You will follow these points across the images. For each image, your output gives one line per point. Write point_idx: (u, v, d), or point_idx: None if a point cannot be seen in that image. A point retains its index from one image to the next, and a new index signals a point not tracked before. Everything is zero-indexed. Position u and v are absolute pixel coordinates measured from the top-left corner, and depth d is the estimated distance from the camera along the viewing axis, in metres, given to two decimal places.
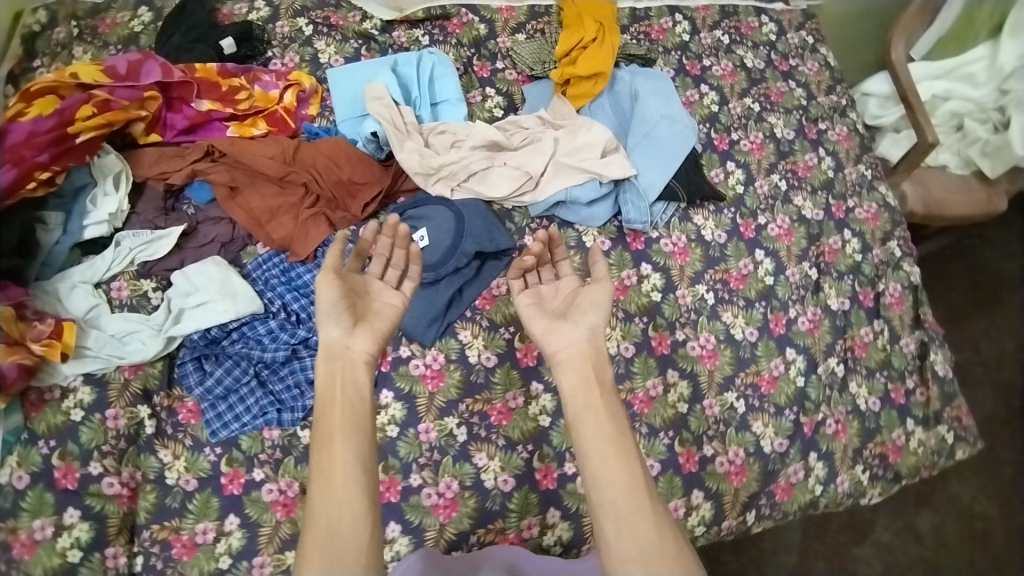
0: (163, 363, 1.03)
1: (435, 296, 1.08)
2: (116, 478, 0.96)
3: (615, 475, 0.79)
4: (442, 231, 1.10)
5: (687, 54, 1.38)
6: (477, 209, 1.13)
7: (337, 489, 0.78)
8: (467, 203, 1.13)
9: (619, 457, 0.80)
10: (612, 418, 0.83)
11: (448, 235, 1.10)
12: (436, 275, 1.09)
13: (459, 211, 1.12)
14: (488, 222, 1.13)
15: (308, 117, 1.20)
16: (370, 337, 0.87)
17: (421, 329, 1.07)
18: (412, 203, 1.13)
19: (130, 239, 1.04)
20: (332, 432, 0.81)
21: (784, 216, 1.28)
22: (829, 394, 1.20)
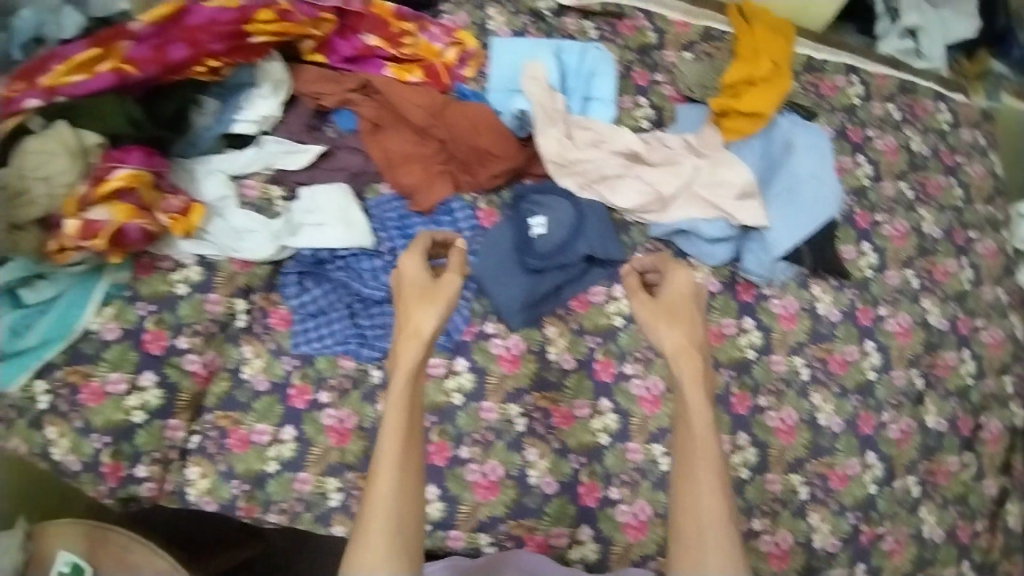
0: (269, 268, 1.07)
1: (535, 284, 1.08)
2: (198, 357, 1.01)
3: (683, 506, 0.85)
4: (561, 224, 1.10)
5: (851, 119, 1.30)
6: (600, 212, 1.12)
7: (407, 471, 0.84)
8: (593, 204, 1.12)
9: (689, 488, 0.85)
10: (690, 448, 0.88)
11: (566, 229, 1.10)
12: (541, 264, 1.08)
13: (582, 209, 1.11)
14: (607, 228, 1.11)
15: (462, 78, 1.19)
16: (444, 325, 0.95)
17: (513, 312, 1.07)
18: (541, 189, 1.13)
19: (273, 145, 1.09)
20: (408, 420, 0.86)
21: (906, 314, 1.21)
22: (898, 510, 1.14)
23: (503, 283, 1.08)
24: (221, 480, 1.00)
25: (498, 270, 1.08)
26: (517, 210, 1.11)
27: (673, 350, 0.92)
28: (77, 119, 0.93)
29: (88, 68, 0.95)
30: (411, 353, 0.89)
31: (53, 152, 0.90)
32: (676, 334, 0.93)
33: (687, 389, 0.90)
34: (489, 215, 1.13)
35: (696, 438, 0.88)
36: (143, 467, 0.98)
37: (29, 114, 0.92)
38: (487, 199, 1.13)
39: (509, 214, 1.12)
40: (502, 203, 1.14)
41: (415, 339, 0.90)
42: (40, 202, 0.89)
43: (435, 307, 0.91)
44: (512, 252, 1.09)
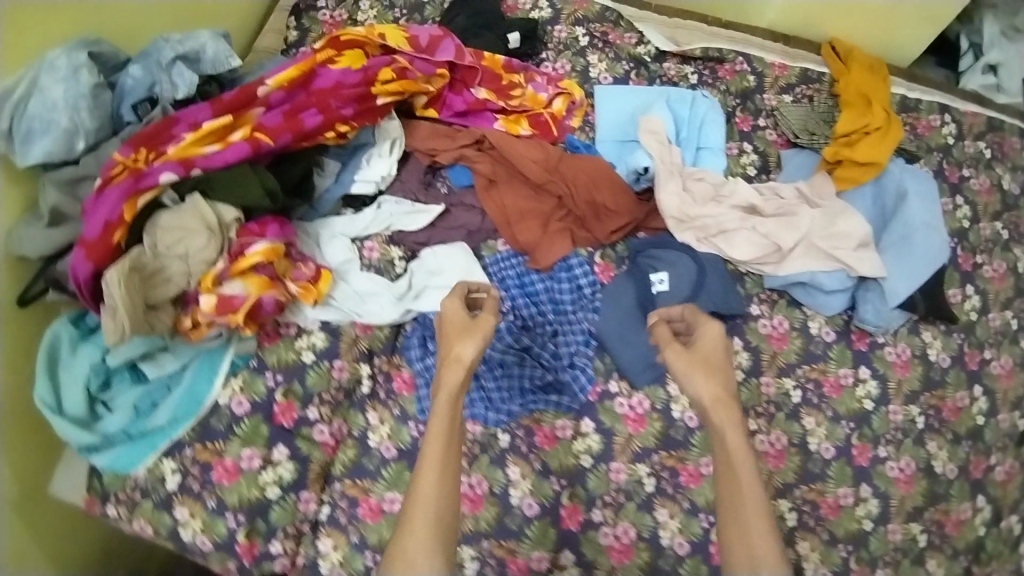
0: (390, 330, 1.05)
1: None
2: (326, 427, 0.98)
3: (732, 549, 0.79)
4: (683, 280, 1.09)
5: (948, 158, 1.30)
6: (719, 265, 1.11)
7: (445, 480, 0.79)
8: (711, 257, 1.12)
9: (738, 531, 0.79)
10: (736, 498, 0.81)
11: (688, 284, 1.09)
12: None
13: (701, 262, 1.10)
14: (727, 281, 1.11)
15: (569, 128, 1.20)
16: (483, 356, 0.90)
17: (642, 369, 1.07)
18: (658, 243, 1.12)
19: (391, 205, 1.07)
20: (447, 439, 0.81)
21: (1008, 357, 1.21)
22: (1001, 548, 1.12)
23: (628, 342, 1.08)
24: (354, 552, 0.94)
25: (622, 330, 1.08)
26: (636, 266, 1.11)
27: (702, 398, 0.88)
28: (212, 191, 0.89)
29: (218, 137, 0.90)
30: (453, 379, 0.84)
31: (191, 229, 0.85)
32: (711, 383, 0.88)
33: (728, 436, 0.85)
34: (605, 269, 1.12)
35: (734, 480, 0.82)
36: (277, 543, 0.94)
37: (163, 188, 0.87)
38: (602, 253, 1.13)
39: (628, 270, 1.11)
40: (617, 257, 1.13)
41: (458, 365, 0.85)
42: (176, 279, 0.85)
43: (475, 339, 0.88)
44: (634, 310, 1.09)
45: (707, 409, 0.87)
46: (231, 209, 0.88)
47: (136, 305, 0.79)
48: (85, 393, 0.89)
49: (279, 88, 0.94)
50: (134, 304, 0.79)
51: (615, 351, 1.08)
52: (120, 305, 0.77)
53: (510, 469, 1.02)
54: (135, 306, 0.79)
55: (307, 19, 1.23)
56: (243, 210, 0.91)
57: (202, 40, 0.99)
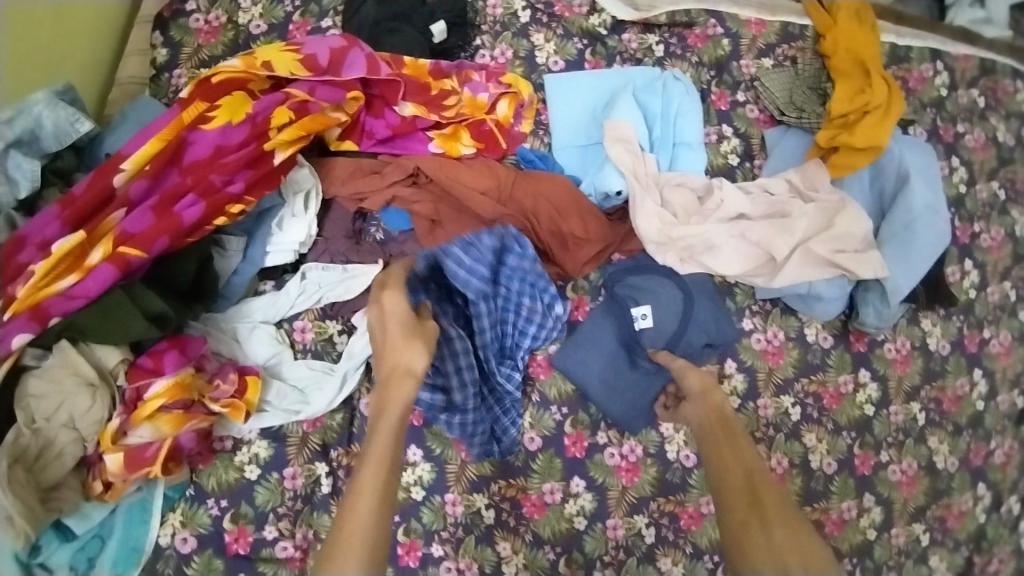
0: (342, 416, 0.92)
1: (652, 384, 1.00)
2: (289, 542, 0.87)
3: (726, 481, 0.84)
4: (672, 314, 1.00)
5: (942, 114, 1.19)
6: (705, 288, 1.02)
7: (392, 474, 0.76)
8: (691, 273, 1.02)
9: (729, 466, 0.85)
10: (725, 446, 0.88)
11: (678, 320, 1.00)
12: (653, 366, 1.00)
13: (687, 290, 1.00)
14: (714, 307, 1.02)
15: (520, 136, 1.01)
16: (424, 352, 0.84)
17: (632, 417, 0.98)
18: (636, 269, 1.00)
19: (317, 273, 0.91)
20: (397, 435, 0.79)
21: (1007, 332, 1.15)
22: (1002, 530, 1.14)
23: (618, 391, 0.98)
24: None
25: (612, 378, 0.98)
26: (616, 299, 0.99)
27: (699, 388, 0.95)
28: (82, 337, 0.75)
29: (75, 262, 0.74)
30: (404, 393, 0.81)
31: (70, 390, 0.73)
32: (701, 377, 0.96)
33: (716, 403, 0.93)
34: (580, 304, 1.00)
35: (736, 450, 0.87)
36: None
37: (21, 349, 0.72)
38: (574, 285, 1.00)
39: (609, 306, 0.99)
40: (591, 286, 1.00)
41: (408, 377, 0.82)
42: (68, 451, 0.73)
43: (422, 347, 0.84)
44: (625, 350, 0.99)
45: (706, 394, 0.94)
46: (112, 354, 0.76)
47: (29, 501, 0.70)
48: (15, 565, 0.75)
49: (141, 175, 0.78)
50: (30, 501, 0.70)
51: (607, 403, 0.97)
52: (14, 511, 0.67)
53: (500, 545, 0.94)
54: (28, 505, 0.69)
55: (176, 30, 1.00)
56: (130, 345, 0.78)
57: (37, 111, 0.79)
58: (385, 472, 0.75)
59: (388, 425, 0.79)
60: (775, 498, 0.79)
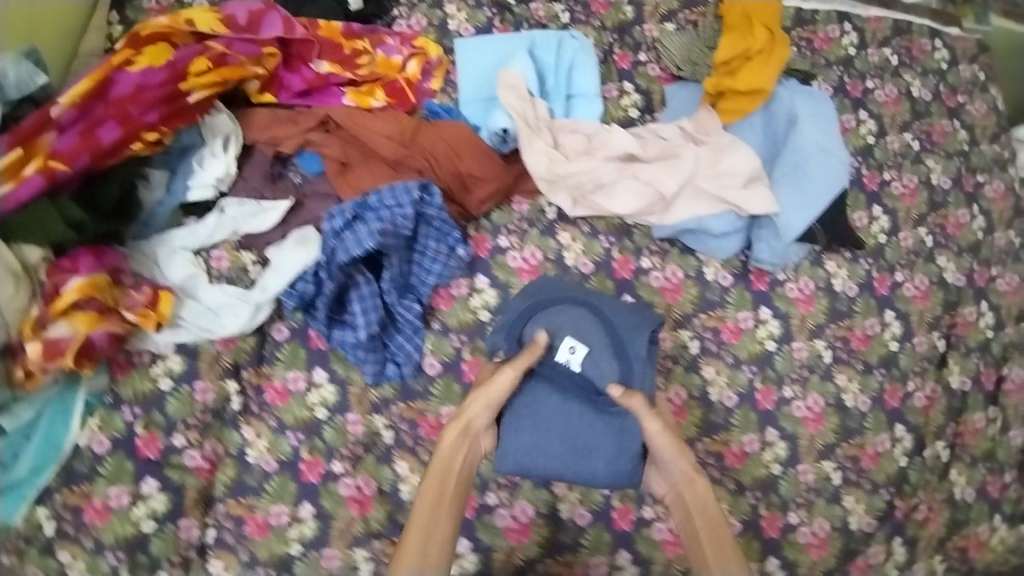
0: (255, 339, 1.01)
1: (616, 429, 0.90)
2: (197, 451, 0.96)
3: None
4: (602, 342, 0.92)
5: (850, 71, 1.23)
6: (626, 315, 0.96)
7: (437, 526, 0.81)
8: (611, 302, 0.98)
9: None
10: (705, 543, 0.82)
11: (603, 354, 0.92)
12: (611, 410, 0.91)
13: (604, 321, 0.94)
14: (638, 329, 0.95)
15: (429, 92, 1.10)
16: (482, 404, 0.89)
17: (608, 475, 0.90)
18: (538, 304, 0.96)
19: (234, 208, 1.01)
20: (442, 482, 0.84)
21: (923, 276, 1.16)
22: (929, 477, 1.11)
23: (577, 448, 0.91)
24: (246, 569, 0.95)
25: (568, 437, 0.91)
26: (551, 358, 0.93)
27: (686, 472, 0.87)
28: (14, 236, 0.88)
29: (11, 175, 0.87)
30: (451, 439, 0.87)
31: None
32: (684, 460, 0.87)
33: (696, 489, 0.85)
34: (481, 242, 1.05)
35: (720, 543, 0.81)
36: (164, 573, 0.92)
37: None
38: (476, 225, 1.05)
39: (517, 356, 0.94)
40: (492, 226, 1.06)
41: (460, 423, 0.88)
42: None
43: (487, 400, 0.89)
44: (563, 404, 0.92)
45: (690, 482, 0.86)
46: (35, 251, 0.89)
47: None
48: None
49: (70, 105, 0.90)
50: None
51: (569, 468, 0.91)
52: None
53: (397, 464, 0.99)
54: None
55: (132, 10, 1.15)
56: (54, 248, 0.91)
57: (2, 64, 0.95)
58: (428, 524, 0.81)
59: (444, 468, 0.85)
60: None
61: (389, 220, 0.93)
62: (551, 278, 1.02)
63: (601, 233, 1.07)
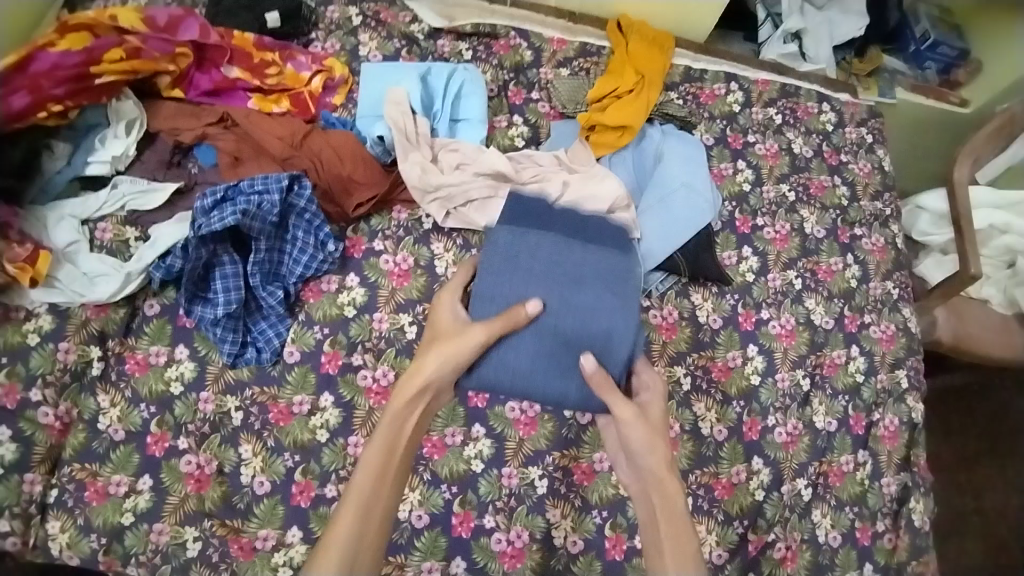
0: (125, 311, 1.04)
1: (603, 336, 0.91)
2: (51, 410, 0.96)
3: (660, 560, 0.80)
4: (582, 287, 0.91)
5: (732, 126, 1.35)
6: (606, 237, 0.98)
7: (379, 489, 0.79)
8: (582, 225, 0.98)
9: (655, 548, 0.81)
10: (657, 517, 0.83)
11: (579, 306, 0.91)
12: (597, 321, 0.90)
13: (588, 256, 0.93)
14: (620, 247, 0.97)
15: (330, 106, 1.20)
16: (440, 357, 0.84)
17: (579, 400, 0.91)
18: (528, 220, 0.98)
19: (126, 185, 1.08)
20: (389, 444, 0.81)
21: (790, 316, 1.23)
22: (788, 515, 1.12)
23: (549, 374, 0.90)
24: (79, 534, 0.93)
25: (548, 349, 0.90)
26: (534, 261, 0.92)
27: (654, 472, 0.83)
28: None
29: None
30: (405, 396, 0.83)
31: None
32: (653, 448, 0.84)
33: (663, 476, 0.83)
34: (356, 243, 1.12)
35: (683, 547, 0.79)
36: (4, 522, 0.90)
37: None
38: (354, 228, 1.13)
39: (490, 284, 0.91)
40: (370, 231, 1.13)
41: (417, 381, 0.83)
42: None
43: (445, 353, 0.84)
44: (552, 314, 0.90)
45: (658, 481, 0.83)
46: None
47: None
48: None
49: None
50: None
51: (540, 390, 0.91)
52: None
53: (241, 447, 1.00)
54: None
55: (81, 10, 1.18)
56: None
57: None
58: (368, 488, 0.78)
59: (393, 430, 0.82)
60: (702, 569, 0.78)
61: (254, 203, 1.00)
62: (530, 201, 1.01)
63: (473, 247, 1.15)
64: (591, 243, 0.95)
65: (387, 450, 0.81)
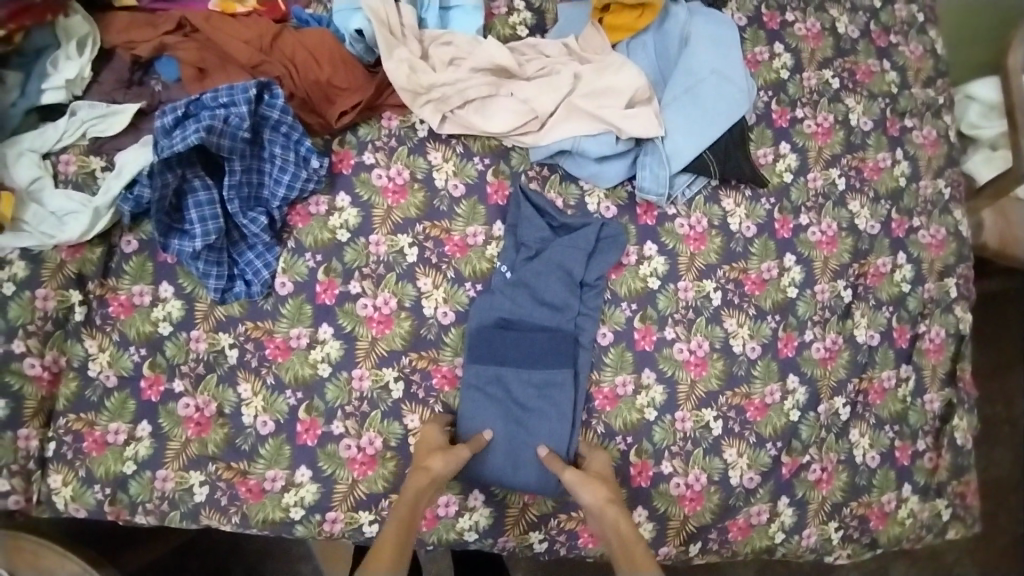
0: (101, 250, 0.95)
1: (554, 420, 0.96)
2: (38, 360, 0.90)
3: None
4: (537, 395, 0.96)
5: (768, 3, 1.18)
6: (555, 342, 0.98)
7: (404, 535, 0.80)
8: (529, 339, 0.98)
9: None
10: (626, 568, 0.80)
11: (537, 387, 0.96)
12: (543, 409, 0.96)
13: (537, 376, 0.97)
14: (563, 359, 0.97)
15: (301, 1, 1.05)
16: (445, 457, 0.87)
17: (538, 485, 0.94)
18: (487, 346, 0.97)
19: (85, 110, 0.95)
20: (407, 515, 0.82)
21: (832, 221, 1.11)
22: (824, 436, 1.05)
23: (508, 461, 0.95)
24: (83, 486, 0.90)
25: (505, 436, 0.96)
26: (496, 346, 0.97)
27: (596, 504, 0.86)
28: None
29: None
30: (416, 483, 0.85)
31: None
32: (594, 492, 0.87)
33: (622, 523, 0.85)
34: (344, 158, 1.01)
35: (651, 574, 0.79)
36: (4, 481, 0.88)
37: None
38: (341, 140, 1.01)
39: (467, 409, 0.96)
40: (358, 142, 1.01)
41: (424, 471, 0.86)
42: None
43: (449, 458, 0.88)
44: (509, 430, 0.96)
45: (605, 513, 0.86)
46: None
47: None
48: None
49: None
50: None
51: (502, 473, 0.94)
52: None
53: (241, 386, 0.93)
54: None
55: None
56: None
57: None
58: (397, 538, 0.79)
59: (405, 501, 0.83)
60: None
61: (219, 117, 0.88)
62: (492, 300, 0.98)
63: (476, 155, 1.03)
64: (530, 372, 0.97)
65: (403, 529, 0.80)
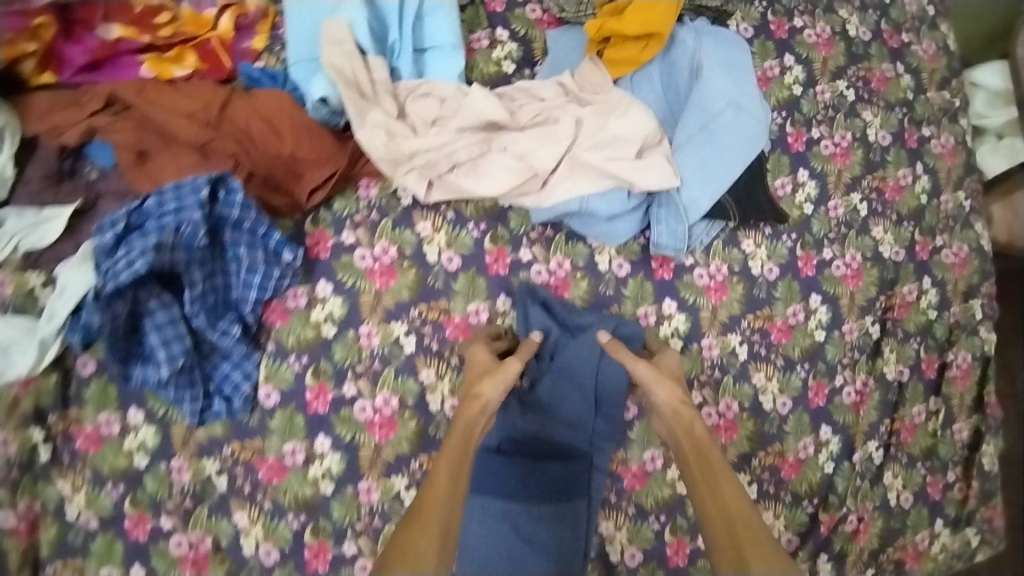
0: (57, 376, 0.81)
1: (565, 551, 0.88)
2: (9, 512, 0.79)
3: (709, 518, 0.74)
4: (549, 531, 0.87)
5: (774, 8, 1.06)
6: (570, 469, 0.89)
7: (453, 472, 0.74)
8: (538, 470, 0.89)
9: (711, 497, 0.75)
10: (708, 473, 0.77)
11: (548, 518, 0.88)
12: (554, 543, 0.87)
13: (547, 508, 0.88)
14: (576, 488, 0.89)
15: (249, 52, 0.91)
16: (500, 382, 0.82)
17: None
18: (491, 473, 0.88)
19: (13, 220, 0.80)
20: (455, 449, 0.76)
21: (856, 252, 1.03)
22: (859, 485, 1.00)
23: None
24: None
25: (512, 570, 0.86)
26: (501, 472, 0.88)
27: (670, 405, 0.82)
28: None
29: None
30: (467, 418, 0.79)
31: None
32: (671, 391, 0.83)
33: (697, 425, 0.82)
34: (320, 240, 0.88)
35: (716, 492, 0.75)
36: None
37: None
38: (314, 218, 0.89)
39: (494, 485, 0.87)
40: (334, 219, 0.89)
41: (475, 397, 0.81)
42: None
43: (500, 380, 0.82)
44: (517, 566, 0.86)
45: (678, 414, 0.82)
46: None
47: None
48: None
49: None
50: None
51: None
52: None
53: (236, 515, 0.84)
54: None
55: None
56: None
57: None
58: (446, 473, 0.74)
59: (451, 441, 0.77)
60: (749, 523, 0.72)
61: (169, 228, 0.76)
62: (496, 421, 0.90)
63: (469, 220, 0.92)
64: (539, 501, 0.88)
65: (451, 481, 0.73)
